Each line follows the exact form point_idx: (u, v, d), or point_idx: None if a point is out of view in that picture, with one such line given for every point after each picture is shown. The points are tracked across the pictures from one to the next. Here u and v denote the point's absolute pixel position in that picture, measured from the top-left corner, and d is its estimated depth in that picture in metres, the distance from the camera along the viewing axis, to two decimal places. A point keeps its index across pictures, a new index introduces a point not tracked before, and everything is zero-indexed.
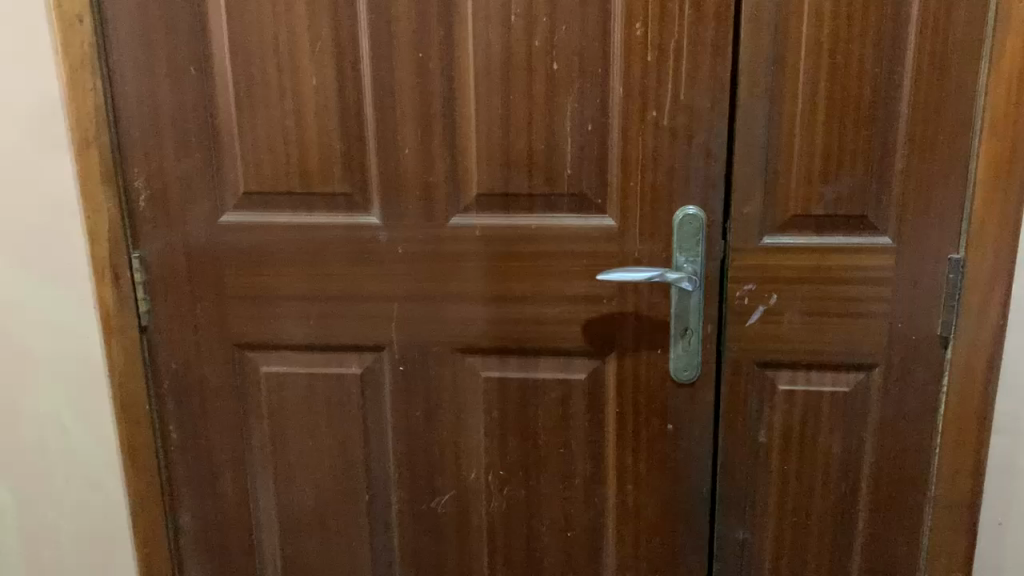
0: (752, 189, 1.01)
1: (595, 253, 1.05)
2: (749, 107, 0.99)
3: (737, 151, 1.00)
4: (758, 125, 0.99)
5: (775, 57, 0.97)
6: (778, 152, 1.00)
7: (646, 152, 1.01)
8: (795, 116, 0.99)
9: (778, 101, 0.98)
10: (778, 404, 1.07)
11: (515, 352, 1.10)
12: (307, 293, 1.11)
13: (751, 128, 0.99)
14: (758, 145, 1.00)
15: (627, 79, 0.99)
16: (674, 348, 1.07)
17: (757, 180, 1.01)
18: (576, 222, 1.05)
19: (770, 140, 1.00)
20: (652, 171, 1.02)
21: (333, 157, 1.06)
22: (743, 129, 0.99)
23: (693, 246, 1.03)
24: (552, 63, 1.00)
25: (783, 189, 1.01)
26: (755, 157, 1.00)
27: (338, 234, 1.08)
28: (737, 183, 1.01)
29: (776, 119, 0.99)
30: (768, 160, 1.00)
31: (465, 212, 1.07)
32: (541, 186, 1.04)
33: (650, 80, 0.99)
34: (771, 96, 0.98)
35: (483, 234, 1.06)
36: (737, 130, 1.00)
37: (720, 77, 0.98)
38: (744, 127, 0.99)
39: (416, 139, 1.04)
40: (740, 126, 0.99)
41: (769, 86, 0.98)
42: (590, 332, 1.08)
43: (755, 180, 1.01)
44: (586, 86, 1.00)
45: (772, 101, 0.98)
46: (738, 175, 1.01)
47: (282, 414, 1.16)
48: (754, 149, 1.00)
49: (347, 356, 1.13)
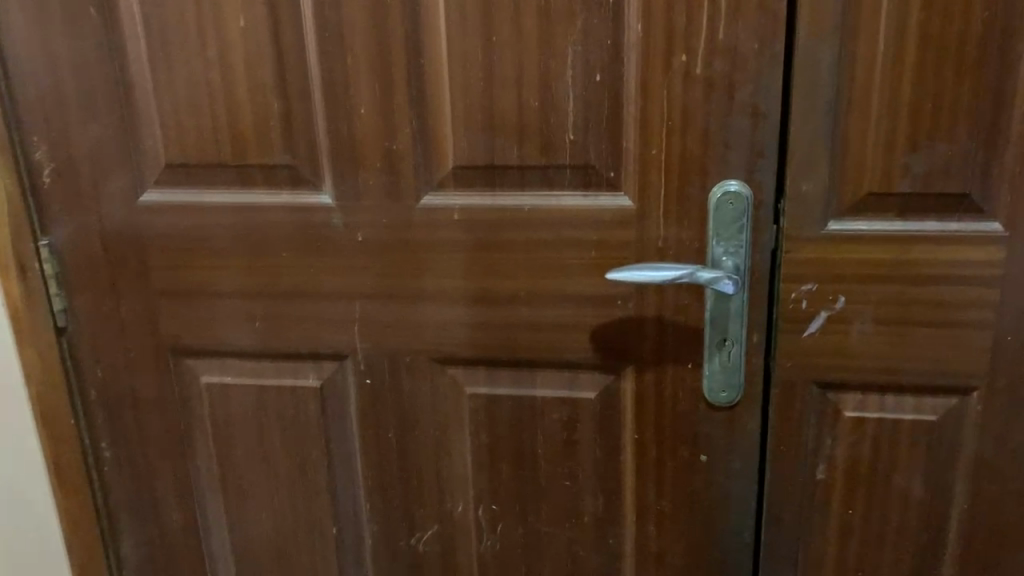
0: (814, 160, 0.76)
1: (606, 241, 0.82)
2: (811, 50, 0.73)
3: (793, 108, 0.75)
4: (823, 74, 0.74)
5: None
6: (851, 110, 0.74)
7: (671, 111, 0.77)
8: (874, 61, 0.73)
9: (852, 40, 0.72)
10: (842, 434, 0.84)
11: (507, 363, 0.88)
12: (250, 289, 0.90)
13: (815, 79, 0.74)
14: (823, 100, 0.74)
15: (647, 13, 0.74)
16: (709, 363, 0.84)
17: (822, 148, 0.76)
18: (580, 203, 0.81)
19: (840, 95, 0.74)
20: (681, 136, 0.77)
21: (271, 120, 0.83)
22: (802, 79, 0.74)
23: (734, 234, 0.79)
24: None
25: (855, 160, 0.75)
26: (819, 117, 0.75)
27: (283, 217, 0.86)
28: (794, 151, 0.76)
29: (848, 63, 0.73)
30: (837, 121, 0.75)
31: (439, 189, 0.84)
32: (535, 157, 0.80)
33: (677, 13, 0.74)
34: (842, 33, 0.72)
35: (462, 218, 0.83)
36: (794, 80, 0.74)
37: (771, 9, 0.72)
38: (804, 76, 0.74)
39: (373, 98, 0.81)
40: (798, 75, 0.74)
41: (840, 21, 0.72)
42: (602, 341, 0.85)
43: (818, 148, 0.76)
44: (593, 23, 0.75)
45: (842, 42, 0.73)
46: (795, 142, 0.76)
47: (229, 431, 0.96)
48: (816, 106, 0.75)
49: (302, 366, 0.92)
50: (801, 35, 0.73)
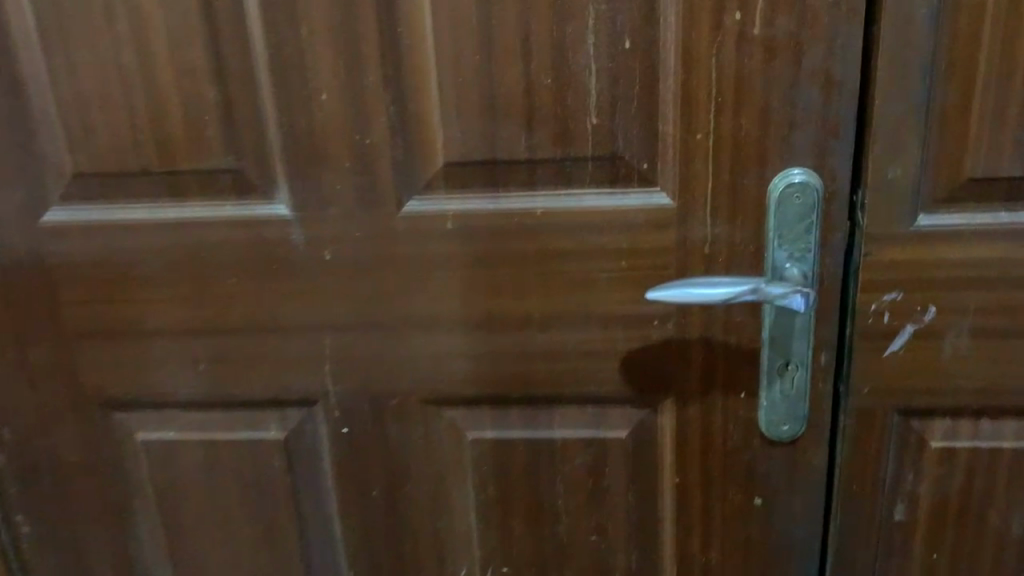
0: (902, 139, 0.61)
1: (639, 249, 0.66)
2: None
3: (876, 75, 0.60)
4: (914, 31, 0.58)
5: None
6: (949, 75, 0.59)
7: (722, 85, 0.61)
8: (980, 11, 0.57)
9: None
10: (929, 468, 0.69)
11: (517, 401, 0.72)
12: (191, 326, 0.72)
13: (904, 36, 0.58)
14: (915, 64, 0.59)
15: None
16: (767, 391, 0.68)
17: (912, 124, 0.60)
18: (605, 203, 0.65)
19: (936, 56, 0.59)
20: (734, 116, 0.62)
21: (207, 112, 0.65)
22: (889, 38, 0.58)
23: (801, 236, 0.63)
24: None
25: (952, 137, 0.61)
26: (909, 85, 0.59)
27: (228, 235, 0.68)
28: (876, 129, 0.61)
29: (947, 16, 0.58)
30: (931, 89, 0.60)
31: (425, 191, 0.66)
32: (548, 148, 0.64)
33: None
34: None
35: (457, 226, 0.66)
36: (878, 40, 0.59)
37: None
38: (892, 33, 0.58)
39: (338, 80, 0.63)
40: (884, 33, 0.58)
41: None
42: (635, 370, 0.69)
43: (907, 124, 0.60)
44: None
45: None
46: (878, 119, 0.60)
47: (175, 496, 0.78)
48: (906, 72, 0.59)
49: (261, 415, 0.75)
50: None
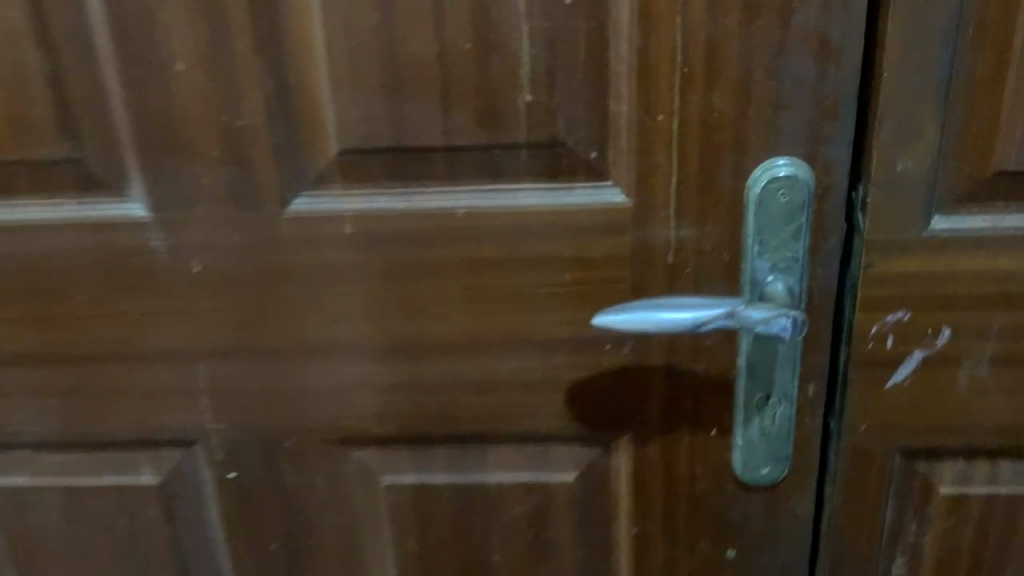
0: (917, 123, 0.48)
1: (585, 259, 0.53)
2: None
3: (886, 40, 0.46)
4: None
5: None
6: (976, 42, 0.46)
7: (689, 52, 0.48)
8: None
9: None
10: (935, 517, 0.58)
11: (441, 440, 0.59)
12: (32, 353, 0.58)
13: None
14: (937, 27, 0.46)
15: None
16: (743, 431, 0.56)
17: (929, 104, 0.48)
18: (542, 201, 0.52)
19: (963, 17, 0.46)
20: (704, 92, 0.48)
21: (31, 87, 0.51)
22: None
23: (786, 243, 0.51)
24: None
25: (977, 121, 0.48)
26: (928, 54, 0.47)
27: (70, 243, 0.54)
28: (885, 110, 0.48)
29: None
30: (956, 59, 0.47)
31: (317, 187, 0.53)
32: (469, 133, 0.50)
33: None
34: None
35: (356, 231, 0.53)
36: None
37: None
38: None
39: (197, 44, 0.49)
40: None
41: None
42: (583, 404, 0.57)
43: (923, 104, 0.48)
44: None
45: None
46: (886, 98, 0.48)
47: (31, 553, 0.65)
48: (923, 39, 0.46)
49: (130, 457, 0.62)
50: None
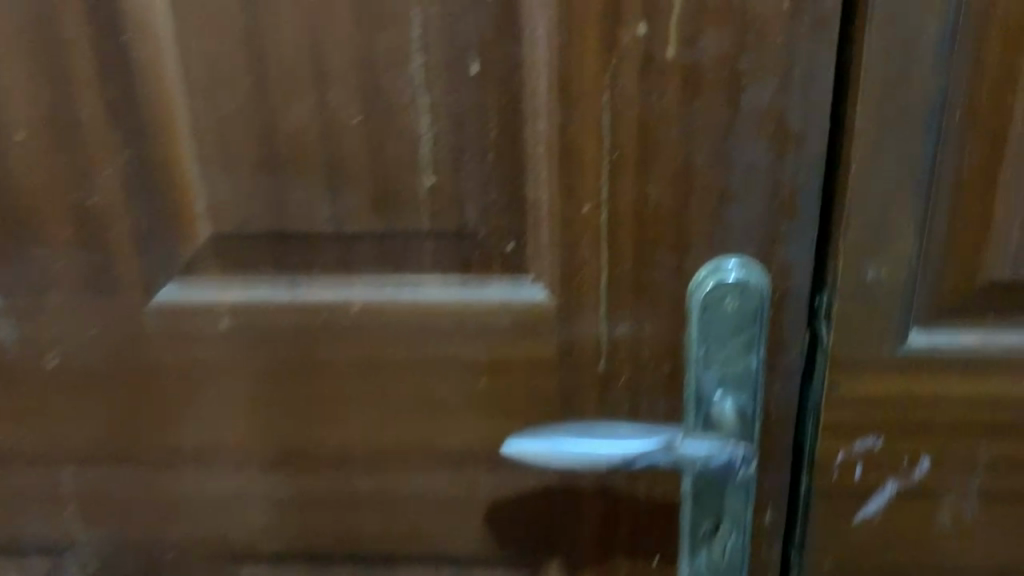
0: (891, 224, 0.40)
1: (502, 365, 0.45)
2: (892, 18, 0.36)
3: (855, 127, 0.38)
4: (912, 66, 0.37)
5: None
6: (963, 134, 0.38)
7: (619, 134, 0.40)
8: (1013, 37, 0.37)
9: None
10: None
11: (341, 560, 0.51)
12: None
13: (895, 75, 0.37)
14: (916, 114, 0.38)
15: None
16: (691, 561, 0.46)
17: (906, 203, 0.39)
18: (448, 299, 0.44)
19: (948, 103, 0.38)
20: (638, 180, 0.41)
21: None
22: (877, 73, 0.37)
23: (735, 357, 0.42)
24: None
25: (964, 225, 0.40)
26: (905, 145, 0.38)
27: None
28: (853, 208, 0.40)
29: (968, 41, 0.37)
30: (939, 152, 0.39)
31: (185, 278, 0.45)
32: (363, 220, 0.43)
33: None
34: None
35: (232, 329, 0.45)
36: (861, 73, 0.37)
37: None
38: (883, 65, 0.37)
39: (41, 111, 0.41)
40: (871, 64, 0.37)
41: None
42: (504, 526, 0.49)
43: (899, 203, 0.39)
44: None
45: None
46: (853, 197, 0.40)
47: None
48: (896, 129, 0.38)
49: None
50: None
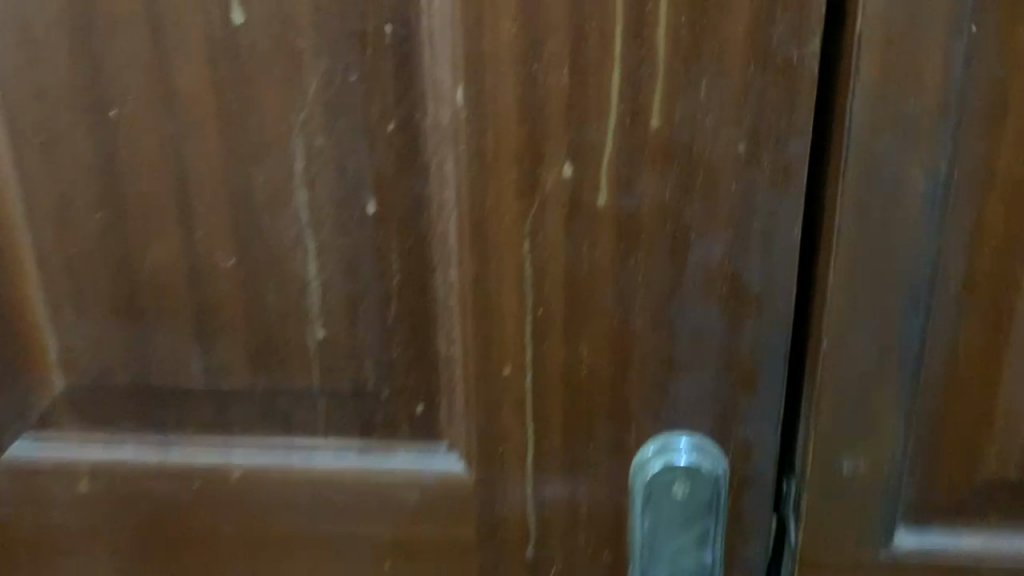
0: (872, 413, 0.33)
1: (411, 544, 0.38)
2: (869, 170, 0.29)
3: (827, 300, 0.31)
4: (894, 228, 0.30)
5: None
6: (959, 310, 0.31)
7: (544, 287, 0.33)
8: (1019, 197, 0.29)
9: (970, 147, 0.29)
10: None
11: None
12: None
13: (873, 237, 0.30)
14: (902, 287, 0.31)
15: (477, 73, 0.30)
16: None
17: (891, 390, 0.32)
18: (344, 469, 0.37)
19: (941, 276, 0.31)
20: (567, 341, 0.34)
21: None
22: (850, 234, 0.30)
23: (687, 550, 0.35)
24: (226, 19, 0.30)
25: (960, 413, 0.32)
26: (887, 321, 0.31)
27: None
28: (826, 394, 0.33)
29: (965, 204, 0.30)
30: (929, 333, 0.31)
31: (39, 433, 0.38)
32: (241, 375, 0.36)
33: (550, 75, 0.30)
34: (958, 130, 0.29)
35: (95, 492, 0.38)
36: (833, 238, 0.30)
37: (776, 69, 0.29)
38: (860, 230, 0.30)
39: None
40: (846, 228, 0.30)
41: (943, 103, 0.28)
42: None
43: (882, 390, 0.32)
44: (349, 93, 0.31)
45: (956, 155, 0.29)
46: (824, 378, 0.32)
47: None
48: (875, 301, 0.31)
49: None
50: (860, 133, 0.29)
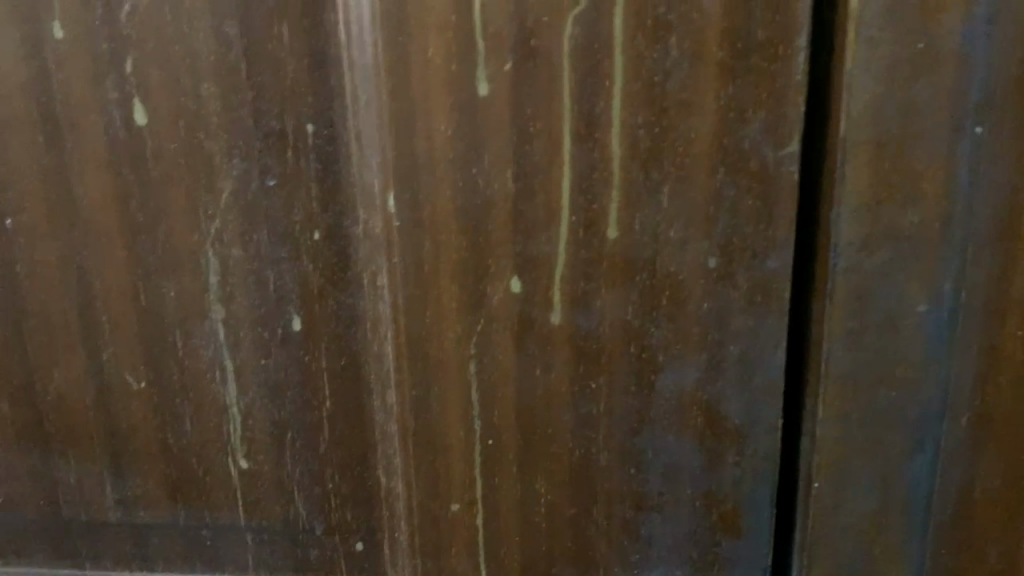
0: (874, 574, 0.27)
1: None
2: (861, 293, 0.24)
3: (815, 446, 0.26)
4: (894, 360, 0.25)
5: (996, 71, 0.22)
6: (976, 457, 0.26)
7: (494, 416, 0.29)
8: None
9: (983, 268, 0.24)
10: None
11: None
12: None
13: (870, 369, 0.25)
14: (905, 433, 0.26)
15: (408, 180, 0.26)
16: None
17: (896, 552, 0.27)
18: None
19: (952, 421, 0.25)
20: (521, 478, 0.29)
21: None
22: (842, 368, 0.25)
23: None
24: (131, 119, 0.27)
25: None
26: (889, 468, 0.26)
27: None
28: (818, 552, 0.27)
29: (979, 335, 0.25)
30: (941, 484, 0.26)
31: None
32: (159, 507, 0.32)
33: (493, 180, 0.26)
34: (965, 249, 0.24)
35: None
36: (821, 376, 0.25)
37: (750, 174, 0.25)
38: (853, 361, 0.25)
39: None
40: (836, 361, 0.25)
41: (946, 216, 0.24)
42: None
43: (884, 551, 0.27)
44: (269, 200, 0.28)
45: (964, 277, 0.24)
46: (819, 532, 0.27)
47: None
48: (875, 444, 0.26)
49: None
50: (849, 250, 0.24)
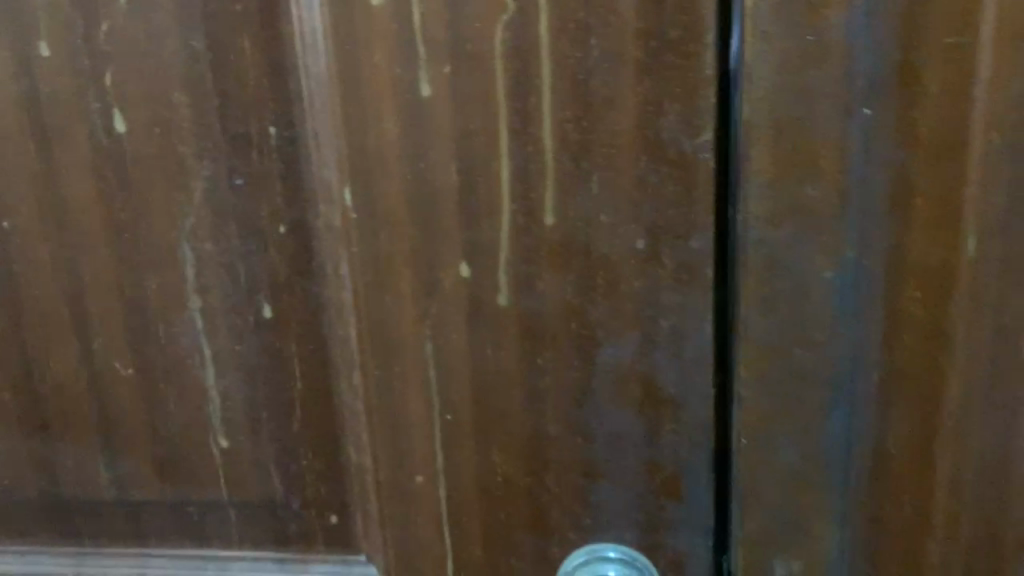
0: (800, 516, 0.30)
1: None
2: (774, 260, 0.28)
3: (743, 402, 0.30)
4: (807, 321, 0.28)
5: (878, 61, 0.26)
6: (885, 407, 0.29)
7: (450, 392, 0.31)
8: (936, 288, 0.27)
9: (879, 235, 0.27)
10: None
11: None
12: None
13: (787, 329, 0.28)
14: (821, 388, 0.29)
15: (362, 178, 0.29)
16: None
17: (818, 493, 0.30)
18: None
19: (861, 373, 0.29)
20: (478, 450, 0.32)
21: None
22: (762, 329, 0.29)
23: None
24: (111, 127, 0.30)
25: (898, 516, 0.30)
26: (809, 418, 0.29)
27: None
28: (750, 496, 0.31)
29: (881, 298, 0.28)
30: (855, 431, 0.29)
31: None
32: (149, 486, 0.34)
33: (438, 174, 0.29)
34: (862, 218, 0.27)
35: None
36: (744, 338, 0.29)
37: (671, 161, 0.27)
38: (770, 322, 0.28)
39: None
40: (756, 322, 0.29)
41: (843, 191, 0.27)
42: None
43: (808, 492, 0.30)
44: (238, 197, 0.30)
45: (863, 244, 0.27)
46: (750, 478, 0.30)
47: None
48: (796, 396, 0.29)
49: None
50: (760, 224, 0.28)
